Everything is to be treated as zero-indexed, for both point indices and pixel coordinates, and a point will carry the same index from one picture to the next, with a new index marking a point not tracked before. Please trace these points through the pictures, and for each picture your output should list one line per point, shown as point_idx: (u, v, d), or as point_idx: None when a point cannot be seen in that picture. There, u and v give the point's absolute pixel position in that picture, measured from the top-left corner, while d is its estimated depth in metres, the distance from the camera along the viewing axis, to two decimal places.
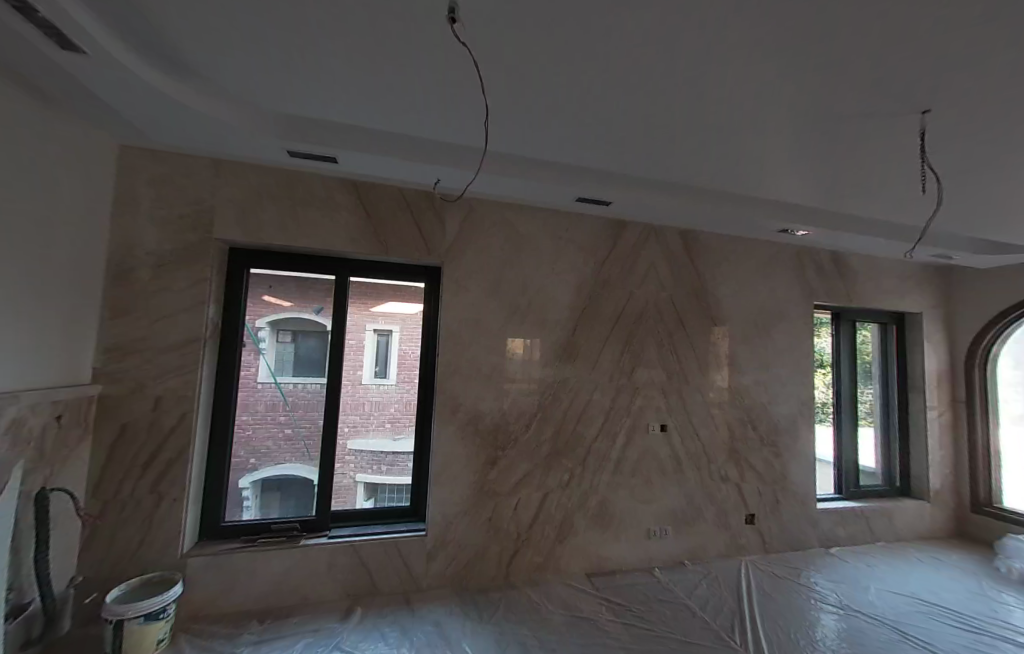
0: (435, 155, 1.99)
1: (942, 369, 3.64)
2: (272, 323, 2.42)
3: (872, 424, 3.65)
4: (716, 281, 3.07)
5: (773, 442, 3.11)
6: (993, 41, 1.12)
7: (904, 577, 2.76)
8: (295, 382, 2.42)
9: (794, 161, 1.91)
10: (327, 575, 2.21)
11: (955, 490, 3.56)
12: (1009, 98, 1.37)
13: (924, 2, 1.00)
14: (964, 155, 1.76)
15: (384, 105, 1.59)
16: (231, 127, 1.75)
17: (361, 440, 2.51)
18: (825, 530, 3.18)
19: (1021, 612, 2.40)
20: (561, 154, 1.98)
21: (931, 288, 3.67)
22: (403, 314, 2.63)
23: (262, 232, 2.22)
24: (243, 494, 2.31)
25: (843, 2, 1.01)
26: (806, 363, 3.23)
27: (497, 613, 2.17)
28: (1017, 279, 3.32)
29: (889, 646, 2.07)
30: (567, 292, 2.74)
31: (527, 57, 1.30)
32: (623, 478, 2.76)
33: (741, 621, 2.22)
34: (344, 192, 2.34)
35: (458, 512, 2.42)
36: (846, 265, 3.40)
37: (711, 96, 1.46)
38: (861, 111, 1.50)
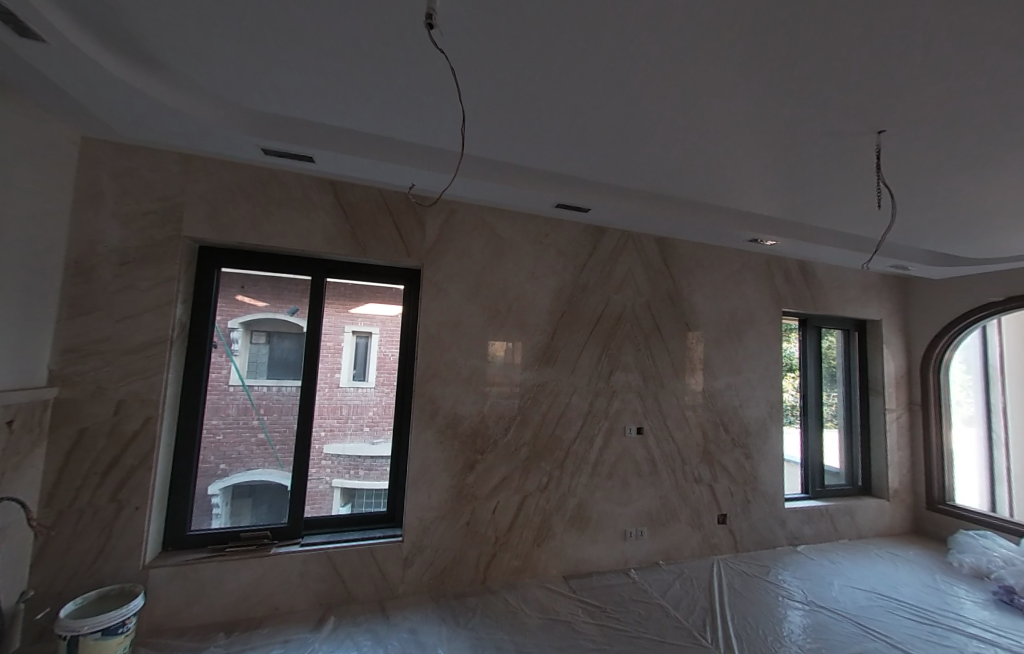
0: (415, 157, 1.98)
1: (901, 373, 3.83)
2: (245, 324, 2.37)
3: (836, 425, 3.82)
4: (690, 288, 3.16)
5: (743, 443, 3.21)
6: (936, 66, 1.22)
7: (866, 573, 2.89)
8: (268, 385, 2.37)
9: (762, 173, 2.00)
10: (299, 584, 2.16)
11: (913, 489, 3.75)
12: (955, 119, 1.47)
13: (873, 27, 1.08)
14: (915, 172, 1.88)
15: (363, 106, 1.58)
16: (202, 123, 1.70)
17: (338, 444, 2.48)
18: (792, 529, 3.30)
19: (970, 604, 2.55)
20: (540, 160, 2.00)
21: (890, 296, 3.86)
22: (382, 316, 2.62)
23: (235, 231, 2.16)
24: (213, 501, 2.25)
25: (800, 22, 1.08)
26: (775, 367, 3.36)
27: (474, 618, 2.15)
28: (967, 290, 3.54)
29: (850, 640, 2.16)
30: (547, 296, 2.76)
31: (505, 65, 1.32)
32: (600, 480, 2.79)
33: (712, 619, 2.28)
34: (322, 192, 2.31)
35: (435, 517, 2.40)
36: (812, 274, 3.55)
37: (684, 108, 1.51)
38: (823, 128, 1.58)
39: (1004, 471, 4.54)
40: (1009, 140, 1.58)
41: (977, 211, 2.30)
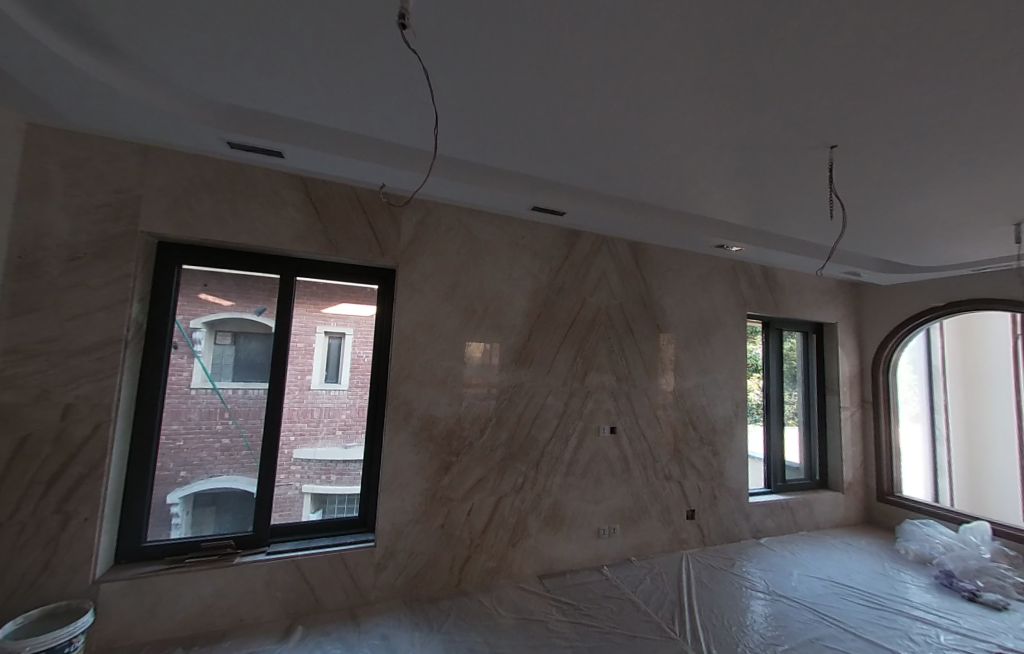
0: (387, 155, 1.95)
1: (855, 373, 4.06)
2: (208, 323, 2.26)
3: (796, 423, 4.01)
4: (661, 291, 3.25)
5: (711, 441, 3.32)
6: (879, 85, 1.31)
7: (823, 562, 3.04)
8: (234, 388, 2.27)
9: (728, 182, 2.08)
10: (265, 594, 2.08)
11: (865, 482, 3.98)
12: (899, 135, 1.59)
13: (821, 46, 1.16)
14: (865, 184, 2.01)
15: (334, 102, 1.55)
16: (163, 113, 1.63)
17: (309, 449, 2.40)
18: (756, 522, 3.44)
19: (915, 588, 2.73)
20: (516, 162, 2.02)
21: (845, 300, 4.09)
22: (356, 316, 2.56)
23: (197, 227, 2.07)
24: (172, 510, 2.14)
25: (755, 38, 1.15)
26: (740, 367, 3.49)
27: (448, 621, 2.14)
28: (912, 295, 3.79)
29: (808, 627, 2.27)
30: (523, 297, 2.78)
31: (479, 69, 1.33)
32: (575, 479, 2.83)
33: (680, 611, 2.35)
34: (292, 188, 2.24)
35: (409, 520, 2.37)
36: (774, 279, 3.72)
37: (653, 117, 1.56)
38: (782, 141, 1.67)
39: (946, 464, 4.91)
40: (945, 156, 1.72)
41: (920, 222, 2.47)
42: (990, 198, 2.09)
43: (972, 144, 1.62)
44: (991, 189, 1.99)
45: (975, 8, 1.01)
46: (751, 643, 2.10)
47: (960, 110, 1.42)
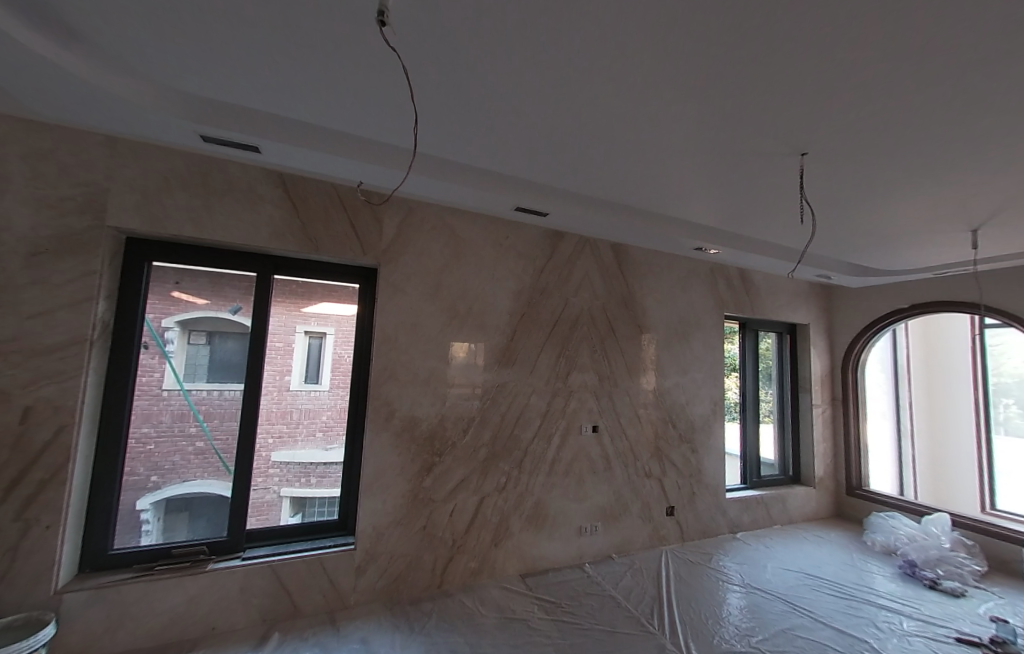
0: (366, 152, 1.92)
1: (826, 372, 4.21)
2: (181, 323, 2.19)
3: (770, 420, 4.13)
4: (643, 292, 3.30)
5: (690, 439, 3.39)
6: (844, 95, 1.37)
7: (795, 555, 3.15)
8: (209, 390, 2.21)
9: (706, 186, 2.13)
10: (240, 600, 2.03)
11: (835, 477, 4.13)
12: (865, 143, 1.65)
13: (791, 55, 1.21)
14: (834, 190, 2.09)
15: (312, 98, 1.53)
16: (132, 104, 1.58)
17: (288, 451, 2.35)
18: (732, 517, 3.53)
19: (881, 578, 2.85)
20: (499, 162, 2.02)
21: (817, 302, 4.24)
22: (338, 315, 2.51)
23: (169, 223, 2.00)
24: (142, 517, 2.07)
25: (729, 45, 1.18)
26: (718, 367, 3.58)
27: (429, 622, 2.13)
28: (879, 297, 3.95)
29: (781, 617, 2.34)
30: (506, 298, 2.78)
31: (460, 68, 1.33)
32: (557, 478, 2.85)
33: (660, 606, 2.39)
34: (269, 184, 2.19)
35: (390, 522, 2.34)
36: (751, 281, 3.83)
37: (632, 121, 1.58)
38: (755, 147, 1.72)
39: (909, 459, 5.14)
40: (907, 164, 1.80)
41: (885, 227, 2.58)
42: (949, 205, 2.20)
43: (932, 153, 1.70)
44: (950, 196, 2.09)
45: (931, 23, 1.06)
46: (727, 635, 2.16)
47: (919, 120, 1.49)
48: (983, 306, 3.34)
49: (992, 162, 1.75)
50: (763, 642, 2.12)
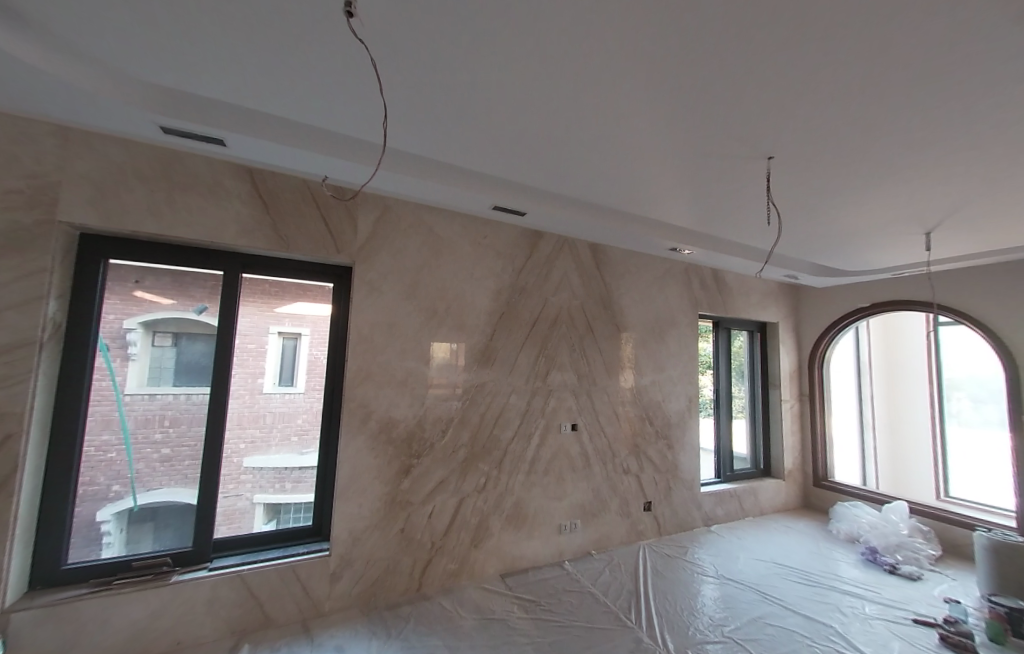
0: (334, 146, 1.87)
1: (794, 368, 4.37)
2: (145, 323, 2.08)
3: (742, 416, 4.26)
4: (620, 292, 3.35)
5: (666, 435, 3.46)
6: (803, 101, 1.43)
7: (766, 545, 3.26)
8: (176, 394, 2.11)
9: (679, 186, 2.18)
10: (206, 612, 1.94)
11: (804, 470, 4.29)
12: (827, 147, 1.72)
13: (753, 59, 1.25)
14: (799, 193, 2.17)
15: (277, 90, 1.48)
16: (83, 92, 1.49)
17: (261, 457, 2.28)
18: (707, 511, 3.62)
19: (845, 565, 2.97)
20: (475, 160, 2.01)
21: (786, 301, 4.39)
22: (313, 315, 2.45)
23: (127, 218, 1.90)
24: (103, 528, 1.96)
25: (694, 48, 1.21)
26: (692, 364, 3.66)
27: (406, 627, 2.09)
28: (842, 295, 4.13)
29: (752, 606, 2.42)
30: (485, 297, 2.77)
31: (430, 64, 1.32)
32: (536, 477, 2.85)
33: (637, 600, 2.43)
34: (236, 179, 2.11)
35: (367, 527, 2.29)
36: (723, 281, 3.94)
37: (606, 121, 1.60)
38: (724, 149, 1.77)
39: (871, 450, 5.40)
40: (866, 167, 1.88)
41: (847, 229, 2.69)
42: (902, 208, 2.32)
43: (886, 157, 1.78)
44: (905, 199, 2.20)
45: (880, 31, 1.12)
46: (701, 626, 2.21)
47: (873, 127, 1.56)
48: (936, 304, 3.54)
49: (940, 167, 1.85)
50: (736, 631, 2.18)
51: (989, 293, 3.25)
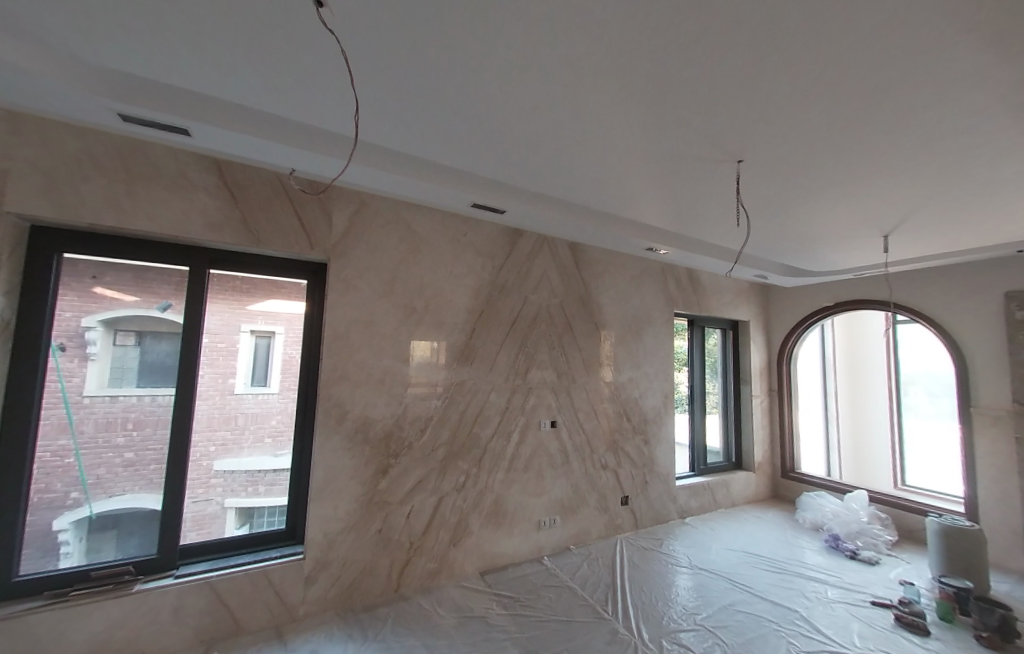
0: (305, 139, 1.82)
1: (765, 364, 4.53)
2: (105, 322, 1.99)
3: (715, 411, 4.39)
4: (599, 290, 3.39)
5: (643, 430, 3.53)
6: (768, 106, 1.48)
7: (737, 535, 3.37)
8: (140, 395, 2.02)
9: (654, 187, 2.22)
10: (173, 621, 1.88)
11: (773, 462, 4.46)
12: (793, 151, 1.79)
13: (721, 64, 1.29)
14: (767, 195, 2.25)
15: (244, 79, 1.43)
16: (33, 77, 1.41)
17: (232, 460, 2.20)
18: (682, 503, 3.71)
19: (810, 552, 3.11)
20: (452, 157, 2.00)
21: (757, 300, 4.54)
22: (287, 314, 2.38)
23: (84, 211, 1.81)
24: (61, 538, 1.86)
25: (663, 51, 1.24)
26: (668, 361, 3.75)
27: (384, 628, 2.07)
28: (808, 294, 4.30)
29: (724, 594, 2.50)
30: (464, 294, 2.75)
31: (404, 58, 1.31)
32: (516, 474, 2.86)
33: (613, 592, 2.48)
34: (202, 171, 2.03)
35: (343, 528, 2.25)
36: (698, 281, 4.04)
37: (582, 120, 1.62)
38: (696, 152, 1.81)
39: (835, 441, 5.68)
40: (827, 172, 1.97)
41: (814, 231, 2.80)
42: (862, 212, 2.43)
43: (846, 163, 1.87)
44: (864, 203, 2.32)
45: (837, 39, 1.17)
46: (675, 615, 2.27)
47: (834, 133, 1.64)
48: (892, 303, 3.74)
49: (895, 172, 1.95)
50: (708, 619, 2.25)
51: (941, 293, 3.45)
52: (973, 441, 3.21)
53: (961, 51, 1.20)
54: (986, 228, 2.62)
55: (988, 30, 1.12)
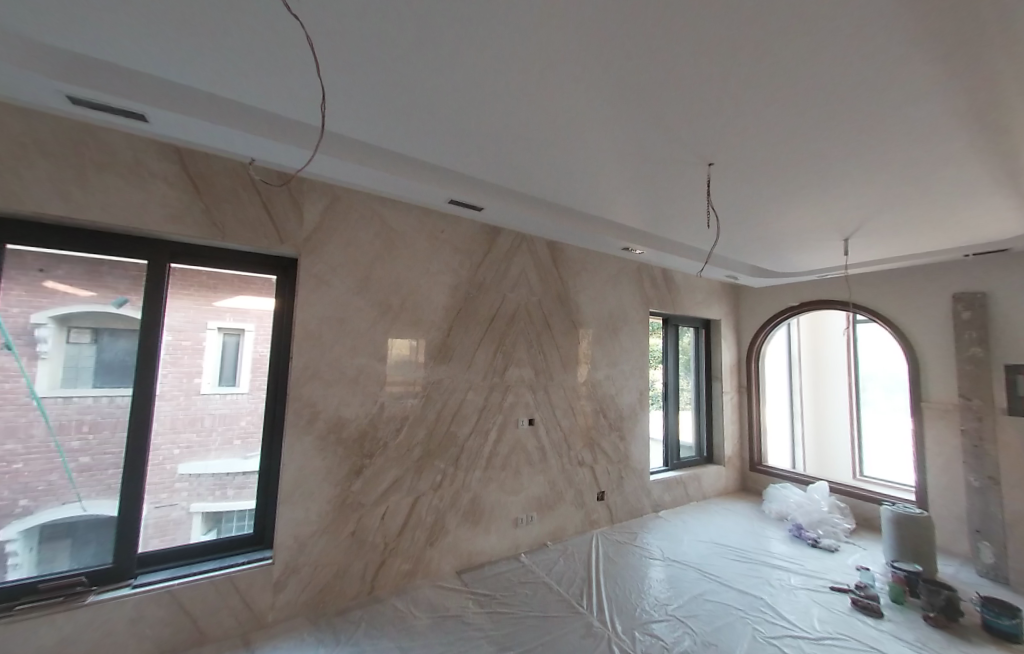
0: (270, 128, 1.76)
1: (735, 362, 4.68)
2: (58, 319, 1.87)
3: (688, 407, 4.51)
4: (577, 289, 3.42)
5: (619, 427, 3.58)
6: (734, 110, 1.52)
7: (707, 527, 3.47)
8: (96, 396, 1.91)
9: (629, 187, 2.25)
10: (131, 632, 1.79)
11: (742, 456, 4.61)
12: (759, 156, 1.84)
13: (688, 67, 1.31)
14: (737, 198, 2.31)
15: (201, 61, 1.36)
16: None
17: (198, 463, 2.11)
18: (656, 497, 3.80)
19: (775, 542, 3.23)
20: (427, 151, 1.97)
21: (728, 300, 4.69)
22: (257, 310, 2.29)
23: (31, 199, 1.69)
24: (8, 549, 1.73)
25: (633, 50, 1.25)
26: (643, 358, 3.82)
27: (357, 632, 2.03)
28: (774, 294, 4.46)
29: (694, 584, 2.57)
30: (441, 292, 2.72)
31: (372, 46, 1.27)
32: (494, 472, 2.86)
33: (589, 586, 2.51)
34: (163, 160, 1.93)
35: (315, 531, 2.19)
36: (672, 280, 4.14)
37: (556, 118, 1.62)
38: (668, 153, 1.85)
39: (800, 435, 5.93)
40: (792, 177, 2.04)
41: (781, 233, 2.90)
42: (825, 215, 2.53)
43: (809, 167, 1.94)
44: (826, 207, 2.42)
45: (796, 47, 1.22)
46: (647, 606, 2.32)
47: (797, 138, 1.70)
48: (852, 304, 3.92)
49: (854, 178, 2.03)
50: (679, 609, 2.31)
51: (896, 294, 3.64)
52: (924, 434, 3.41)
53: (910, 63, 1.26)
54: (937, 233, 2.78)
55: (934, 44, 1.18)
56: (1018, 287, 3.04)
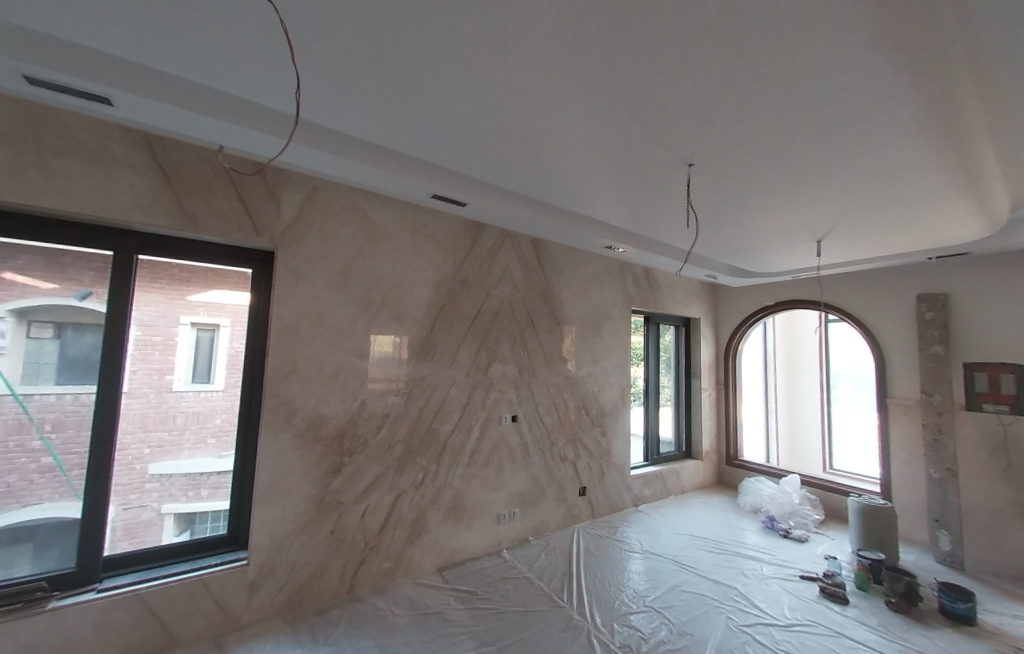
0: (243, 115, 1.70)
1: (713, 359, 4.78)
2: (16, 312, 1.76)
3: (668, 403, 4.60)
4: (560, 286, 3.43)
5: (600, 423, 3.62)
6: (713, 112, 1.55)
7: (685, 520, 3.55)
8: (60, 393, 1.82)
9: (612, 185, 2.27)
10: (95, 638, 1.72)
11: (719, 451, 4.73)
12: (737, 157, 1.88)
13: (669, 67, 1.32)
14: (716, 198, 2.36)
15: (169, 43, 1.30)
16: None
17: (170, 462, 2.04)
18: (636, 492, 3.86)
19: (749, 533, 3.33)
20: (408, 144, 1.94)
21: (707, 299, 4.79)
22: (233, 306, 2.23)
23: None
24: None
25: (614, 49, 1.26)
26: (625, 356, 3.87)
27: (335, 632, 2.00)
28: (751, 294, 4.58)
29: (671, 576, 2.63)
30: (424, 288, 2.69)
31: (349, 34, 1.24)
32: (476, 469, 2.86)
33: (569, 580, 2.53)
34: (131, 147, 1.85)
35: (292, 530, 2.15)
36: (654, 279, 4.20)
37: (538, 114, 1.61)
38: (650, 152, 1.87)
39: (774, 430, 6.11)
40: (768, 179, 2.09)
41: (757, 234, 2.98)
42: (799, 217, 2.61)
43: (784, 170, 1.99)
44: (801, 209, 2.49)
45: (772, 51, 1.24)
46: (626, 598, 2.37)
47: (773, 141, 1.74)
48: (824, 304, 4.06)
49: (826, 181, 2.10)
50: (657, 600, 2.36)
51: (865, 294, 3.79)
52: (889, 428, 3.56)
53: (879, 71, 1.31)
54: (903, 236, 2.90)
55: (900, 53, 1.23)
56: (976, 289, 3.20)
